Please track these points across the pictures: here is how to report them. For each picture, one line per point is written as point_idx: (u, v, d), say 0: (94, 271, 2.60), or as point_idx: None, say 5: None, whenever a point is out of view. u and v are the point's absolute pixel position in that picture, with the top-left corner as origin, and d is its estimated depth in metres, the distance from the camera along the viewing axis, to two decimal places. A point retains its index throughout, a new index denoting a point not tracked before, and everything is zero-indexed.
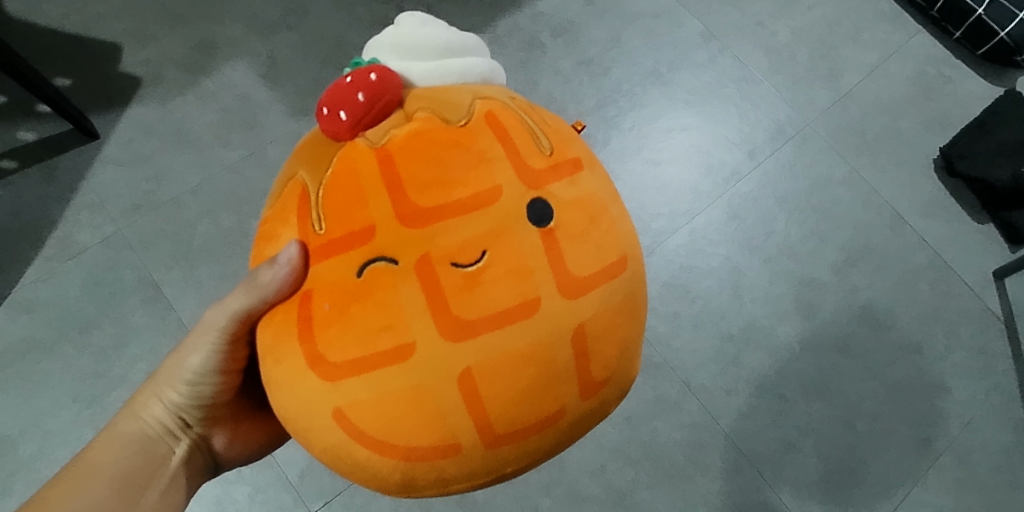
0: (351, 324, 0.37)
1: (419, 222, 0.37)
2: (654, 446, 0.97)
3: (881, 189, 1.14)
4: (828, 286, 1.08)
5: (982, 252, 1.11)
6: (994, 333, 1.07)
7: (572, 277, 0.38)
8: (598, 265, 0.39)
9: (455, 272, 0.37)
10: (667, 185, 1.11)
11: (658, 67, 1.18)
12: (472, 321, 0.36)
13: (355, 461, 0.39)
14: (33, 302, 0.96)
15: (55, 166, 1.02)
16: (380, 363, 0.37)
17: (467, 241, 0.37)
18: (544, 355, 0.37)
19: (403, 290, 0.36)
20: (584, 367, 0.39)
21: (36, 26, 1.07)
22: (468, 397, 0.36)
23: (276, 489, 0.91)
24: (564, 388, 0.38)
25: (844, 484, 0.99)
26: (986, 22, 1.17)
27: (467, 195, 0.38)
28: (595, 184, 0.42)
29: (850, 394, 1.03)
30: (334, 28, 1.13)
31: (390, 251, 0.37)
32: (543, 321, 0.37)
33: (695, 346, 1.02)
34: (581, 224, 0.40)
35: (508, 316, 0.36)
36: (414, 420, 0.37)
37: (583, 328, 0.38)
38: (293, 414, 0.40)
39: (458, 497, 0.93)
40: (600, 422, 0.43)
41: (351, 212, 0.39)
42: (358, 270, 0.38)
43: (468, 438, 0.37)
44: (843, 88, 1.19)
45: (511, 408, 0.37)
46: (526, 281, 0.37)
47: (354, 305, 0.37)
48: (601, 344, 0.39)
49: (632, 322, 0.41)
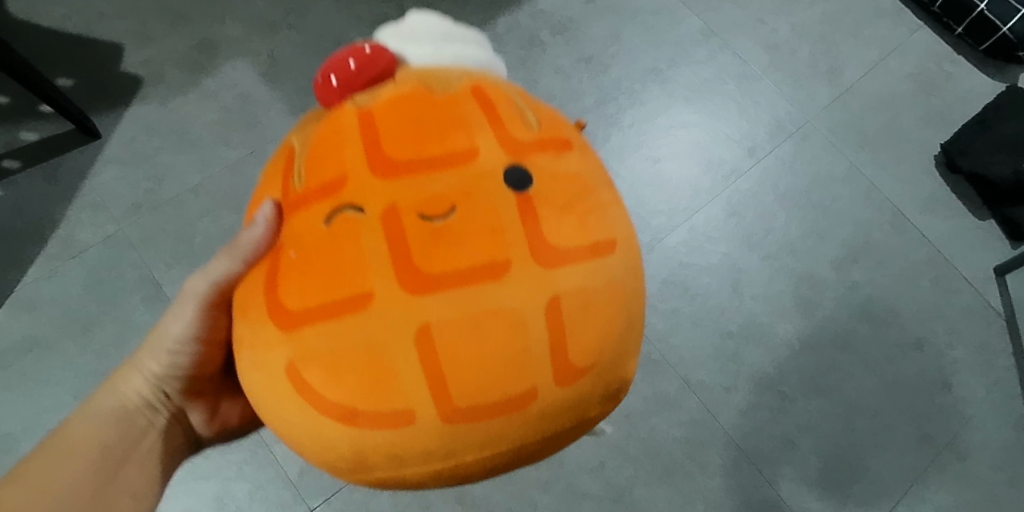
0: (313, 273, 0.37)
1: (390, 172, 0.37)
2: (653, 443, 0.97)
3: (882, 186, 1.14)
4: (828, 283, 1.07)
5: (982, 249, 1.11)
6: (995, 330, 1.07)
7: (548, 246, 0.37)
8: (584, 241, 0.38)
9: (422, 224, 0.36)
10: (667, 181, 1.11)
11: (657, 64, 1.18)
12: (437, 276, 0.35)
13: (309, 423, 0.38)
14: (34, 301, 0.97)
15: (57, 166, 1.02)
16: (339, 313, 0.36)
17: (436, 195, 0.36)
18: (514, 323, 0.36)
19: (365, 239, 0.36)
20: (557, 347, 0.37)
21: (37, 27, 1.08)
22: (426, 356, 0.35)
23: (276, 487, 0.91)
24: (533, 365, 0.36)
25: (843, 481, 0.99)
26: (988, 17, 1.16)
27: (441, 153, 0.38)
28: (582, 166, 0.42)
29: (851, 391, 1.02)
30: (334, 28, 1.14)
31: (358, 200, 0.37)
32: (512, 286, 0.36)
33: (694, 343, 1.02)
34: (565, 197, 0.39)
35: (476, 273, 0.35)
36: (369, 377, 0.36)
37: (558, 300, 0.37)
38: (255, 374, 0.40)
39: (456, 491, 0.93)
40: (580, 420, 0.40)
41: (327, 164, 0.39)
42: (326, 219, 0.37)
43: (424, 408, 0.36)
44: (844, 84, 1.19)
45: (472, 378, 0.35)
46: (496, 240, 0.36)
47: (318, 253, 0.37)
48: (580, 324, 0.37)
49: (615, 316, 0.39)
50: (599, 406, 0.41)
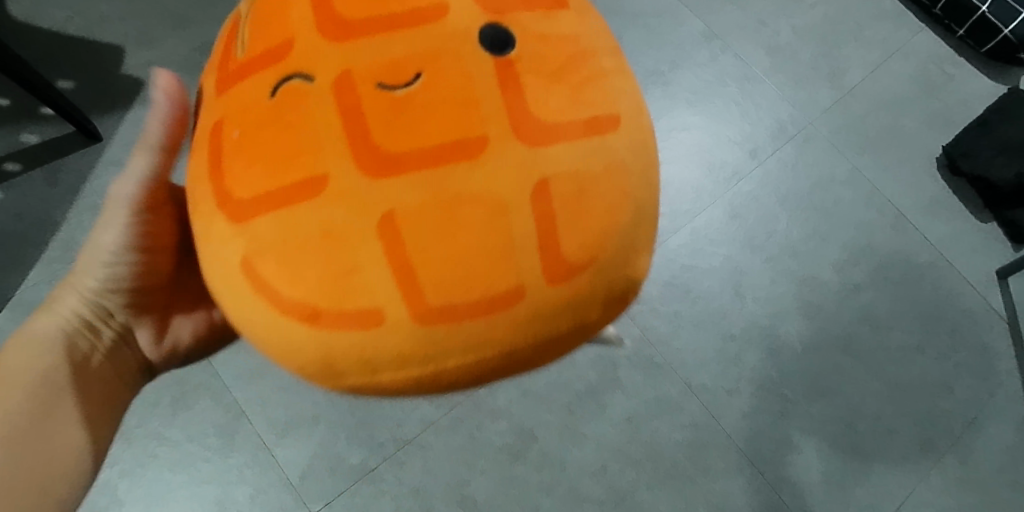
0: (260, 153, 0.35)
1: (343, 34, 0.35)
2: (656, 446, 0.97)
3: (884, 188, 1.13)
4: (831, 285, 1.07)
5: (984, 251, 1.11)
6: (997, 333, 1.07)
7: (533, 118, 0.34)
8: (580, 115, 0.36)
9: (382, 93, 0.33)
10: (668, 184, 1.11)
11: (659, 66, 1.18)
12: (400, 153, 0.33)
13: (270, 326, 0.37)
14: (36, 305, 0.96)
15: (58, 170, 1.02)
16: (291, 198, 0.34)
17: (397, 61, 0.34)
18: (496, 204, 0.33)
19: (316, 108, 0.34)
20: (548, 236, 0.34)
21: (38, 29, 1.08)
22: (390, 243, 0.33)
23: (277, 490, 0.91)
24: (518, 256, 0.34)
25: (846, 485, 0.99)
26: (990, 19, 1.16)
27: (403, 14, 0.35)
28: (575, 26, 0.39)
29: (854, 394, 1.02)
30: None
31: (307, 69, 0.35)
32: (491, 160, 0.33)
33: (696, 346, 1.02)
34: (552, 65, 0.36)
35: (445, 151, 0.33)
36: (328, 268, 0.34)
37: (548, 183, 0.34)
38: (212, 271, 0.39)
39: (457, 494, 0.93)
40: (584, 321, 0.38)
41: (273, 31, 0.37)
42: (272, 91, 0.36)
43: (393, 308, 0.34)
44: (845, 86, 1.19)
45: (446, 272, 0.33)
46: (469, 113, 0.33)
47: (268, 129, 0.35)
48: (574, 210, 0.35)
49: (619, 198, 0.36)
50: (604, 305, 0.38)
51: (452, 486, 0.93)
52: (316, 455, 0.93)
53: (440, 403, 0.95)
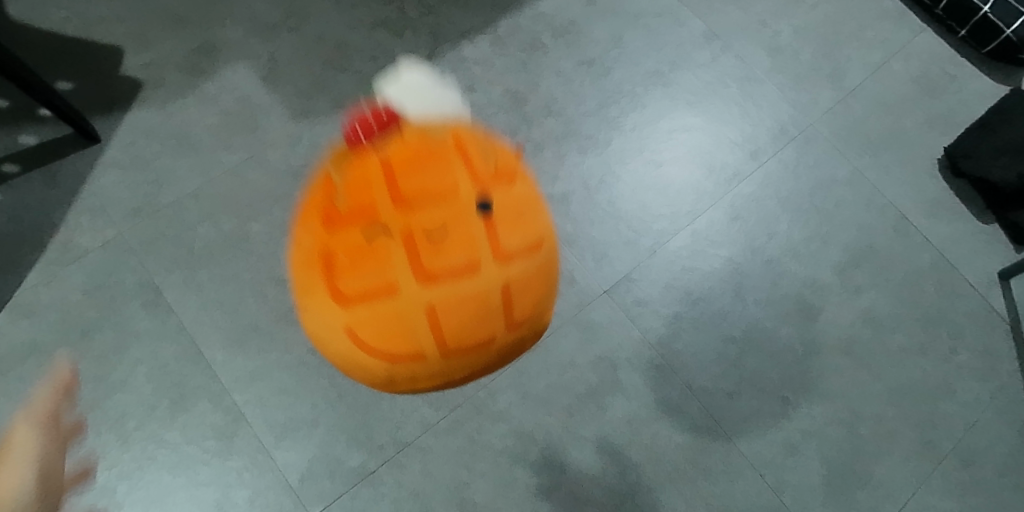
0: (361, 272, 0.64)
1: (408, 210, 0.62)
2: (656, 449, 0.96)
3: (885, 190, 1.13)
4: (832, 287, 1.07)
5: (986, 253, 1.10)
6: (1000, 335, 1.06)
7: (503, 251, 0.64)
8: (526, 245, 0.66)
9: (429, 245, 0.61)
10: (669, 185, 1.11)
11: (659, 67, 1.18)
12: (437, 273, 0.62)
13: (360, 359, 0.70)
14: (33, 306, 0.95)
15: (56, 171, 1.02)
16: (381, 296, 0.63)
17: (438, 225, 0.61)
18: (483, 297, 0.64)
19: (393, 250, 0.62)
20: (507, 306, 0.66)
21: (36, 30, 1.07)
22: (432, 320, 0.64)
23: (276, 493, 0.91)
24: (493, 319, 0.66)
25: (849, 488, 0.97)
26: (991, 20, 1.15)
27: (437, 198, 0.62)
28: (524, 190, 0.68)
29: (856, 397, 1.02)
30: (335, 30, 1.14)
31: (388, 228, 0.62)
32: (481, 277, 0.63)
33: (697, 349, 1.02)
34: (511, 215, 0.65)
35: (460, 272, 0.62)
36: (401, 331, 0.65)
37: (508, 283, 0.65)
38: (326, 329, 0.71)
39: (457, 497, 0.92)
40: (522, 347, 0.74)
41: (365, 199, 0.64)
42: (365, 237, 0.63)
43: (432, 348, 0.66)
44: (846, 87, 1.19)
45: (459, 324, 0.65)
46: (473, 253, 0.62)
47: (366, 259, 0.63)
48: (521, 295, 0.67)
49: (540, 286, 0.69)
50: (534, 336, 0.74)
51: (451, 489, 0.93)
52: (315, 458, 0.92)
53: (439, 406, 0.95)
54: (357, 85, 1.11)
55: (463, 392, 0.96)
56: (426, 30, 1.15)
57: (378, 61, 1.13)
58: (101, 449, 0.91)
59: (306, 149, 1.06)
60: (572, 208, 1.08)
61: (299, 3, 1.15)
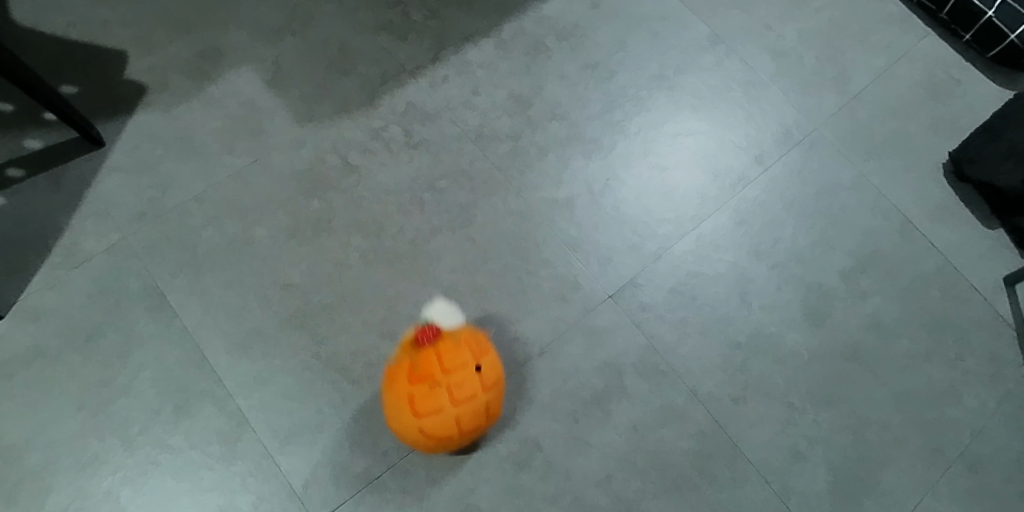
0: (417, 407, 0.75)
1: (433, 368, 0.73)
2: (662, 455, 0.96)
3: (890, 194, 1.13)
4: (838, 292, 1.07)
5: (992, 258, 1.10)
6: (1005, 341, 1.06)
7: (491, 375, 0.76)
8: (496, 372, 0.77)
9: (450, 385, 0.73)
10: (674, 190, 1.10)
11: (664, 71, 1.18)
12: (458, 401, 0.74)
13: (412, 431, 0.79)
14: (38, 310, 0.95)
15: (61, 175, 1.02)
16: (429, 420, 0.75)
17: (456, 371, 0.73)
18: (482, 405, 0.76)
19: (434, 391, 0.73)
20: (491, 408, 0.77)
21: (41, 35, 1.08)
22: (459, 418, 0.75)
23: (280, 500, 0.90)
24: (487, 412, 0.77)
25: (856, 495, 0.97)
26: (996, 24, 1.14)
27: (449, 353, 0.74)
28: (485, 339, 0.80)
29: (862, 403, 1.01)
30: (338, 34, 1.13)
31: (428, 381, 0.74)
32: (480, 397, 0.75)
33: (702, 354, 1.02)
34: (486, 354, 0.77)
35: (471, 397, 0.74)
36: (439, 428, 0.76)
37: (493, 390, 0.77)
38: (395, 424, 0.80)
39: (462, 504, 0.92)
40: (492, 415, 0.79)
41: (408, 371, 0.77)
42: (417, 388, 0.75)
43: (456, 430, 0.77)
44: (851, 92, 1.18)
45: (469, 419, 0.76)
46: (473, 379, 0.74)
47: (418, 398, 0.74)
48: (495, 397, 0.77)
49: (500, 390, 0.78)
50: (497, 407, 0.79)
51: (456, 496, 0.92)
52: (320, 464, 0.92)
53: None
54: (362, 89, 1.11)
55: None
56: (430, 34, 1.15)
57: (382, 64, 1.13)
58: (105, 454, 0.90)
59: (310, 154, 1.06)
60: (576, 212, 1.07)
61: (303, 7, 1.15)
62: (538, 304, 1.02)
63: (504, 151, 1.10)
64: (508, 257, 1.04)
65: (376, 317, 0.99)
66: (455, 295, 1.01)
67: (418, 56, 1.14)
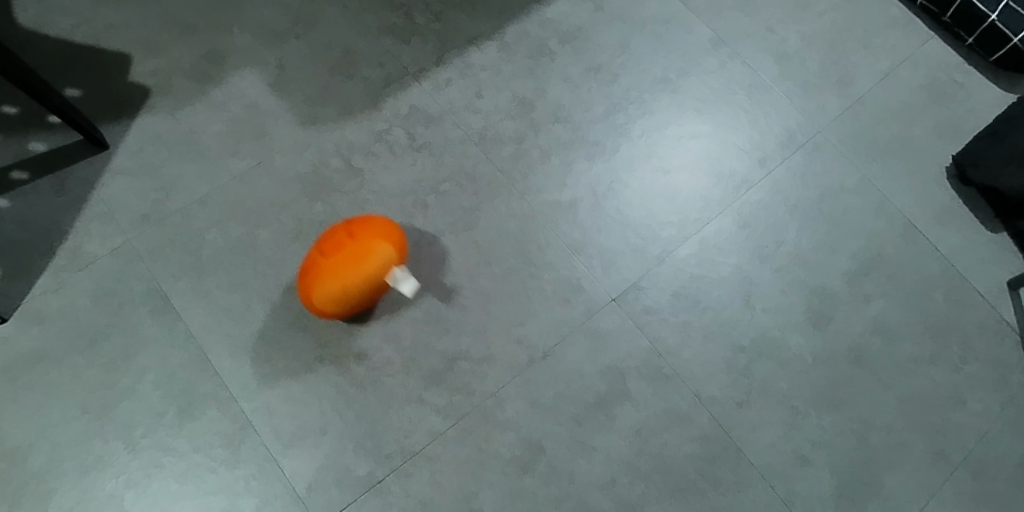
0: (307, 269, 0.90)
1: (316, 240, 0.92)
2: (666, 459, 0.96)
3: (894, 198, 1.13)
4: (841, 296, 1.06)
5: (995, 262, 1.10)
6: (1009, 345, 1.05)
7: (359, 219, 0.91)
8: (370, 219, 0.91)
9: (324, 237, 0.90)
10: (677, 193, 1.10)
11: (667, 73, 1.18)
12: (329, 241, 0.89)
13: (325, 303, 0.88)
14: (43, 313, 0.95)
15: (66, 178, 1.02)
16: (313, 268, 0.88)
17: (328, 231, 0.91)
18: (351, 234, 0.88)
19: (314, 249, 0.90)
20: (362, 235, 0.87)
21: (45, 38, 1.08)
22: (333, 253, 0.87)
23: (284, 503, 0.90)
24: (361, 238, 0.87)
25: (860, 499, 0.97)
26: (999, 27, 1.14)
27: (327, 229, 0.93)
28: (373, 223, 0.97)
29: (866, 407, 1.01)
30: (342, 37, 1.14)
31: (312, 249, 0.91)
32: (350, 230, 0.89)
33: (706, 358, 1.01)
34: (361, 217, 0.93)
35: (338, 234, 0.89)
36: (323, 270, 0.87)
37: (365, 226, 0.89)
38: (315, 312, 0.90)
39: (465, 508, 0.92)
40: (377, 249, 0.86)
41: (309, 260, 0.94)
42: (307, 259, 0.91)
43: (338, 269, 0.86)
44: (854, 95, 1.18)
45: (344, 248, 0.86)
46: (342, 226, 0.90)
47: (308, 263, 0.90)
48: (369, 230, 0.88)
49: (376, 227, 0.89)
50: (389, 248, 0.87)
51: (460, 499, 0.92)
52: (323, 467, 0.92)
53: (447, 415, 0.95)
54: (365, 91, 1.11)
55: (472, 400, 0.96)
56: (433, 36, 1.15)
57: (386, 67, 1.13)
58: (108, 456, 0.90)
59: (314, 157, 1.06)
60: (580, 215, 1.07)
61: (306, 10, 1.15)
62: (541, 307, 1.02)
63: (508, 154, 1.10)
64: (512, 259, 1.04)
65: (378, 320, 0.99)
66: (458, 297, 1.01)
67: (422, 59, 1.14)
